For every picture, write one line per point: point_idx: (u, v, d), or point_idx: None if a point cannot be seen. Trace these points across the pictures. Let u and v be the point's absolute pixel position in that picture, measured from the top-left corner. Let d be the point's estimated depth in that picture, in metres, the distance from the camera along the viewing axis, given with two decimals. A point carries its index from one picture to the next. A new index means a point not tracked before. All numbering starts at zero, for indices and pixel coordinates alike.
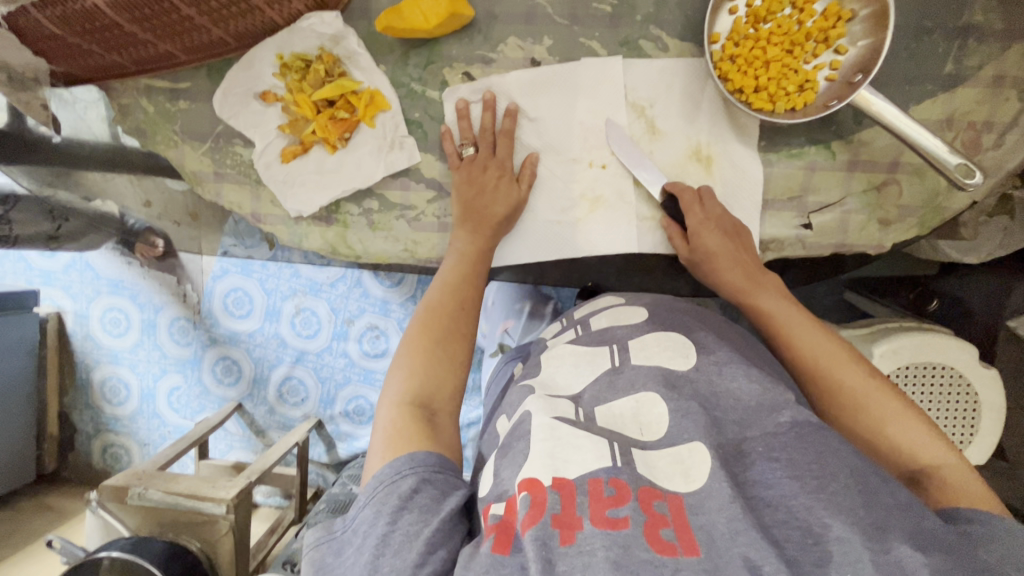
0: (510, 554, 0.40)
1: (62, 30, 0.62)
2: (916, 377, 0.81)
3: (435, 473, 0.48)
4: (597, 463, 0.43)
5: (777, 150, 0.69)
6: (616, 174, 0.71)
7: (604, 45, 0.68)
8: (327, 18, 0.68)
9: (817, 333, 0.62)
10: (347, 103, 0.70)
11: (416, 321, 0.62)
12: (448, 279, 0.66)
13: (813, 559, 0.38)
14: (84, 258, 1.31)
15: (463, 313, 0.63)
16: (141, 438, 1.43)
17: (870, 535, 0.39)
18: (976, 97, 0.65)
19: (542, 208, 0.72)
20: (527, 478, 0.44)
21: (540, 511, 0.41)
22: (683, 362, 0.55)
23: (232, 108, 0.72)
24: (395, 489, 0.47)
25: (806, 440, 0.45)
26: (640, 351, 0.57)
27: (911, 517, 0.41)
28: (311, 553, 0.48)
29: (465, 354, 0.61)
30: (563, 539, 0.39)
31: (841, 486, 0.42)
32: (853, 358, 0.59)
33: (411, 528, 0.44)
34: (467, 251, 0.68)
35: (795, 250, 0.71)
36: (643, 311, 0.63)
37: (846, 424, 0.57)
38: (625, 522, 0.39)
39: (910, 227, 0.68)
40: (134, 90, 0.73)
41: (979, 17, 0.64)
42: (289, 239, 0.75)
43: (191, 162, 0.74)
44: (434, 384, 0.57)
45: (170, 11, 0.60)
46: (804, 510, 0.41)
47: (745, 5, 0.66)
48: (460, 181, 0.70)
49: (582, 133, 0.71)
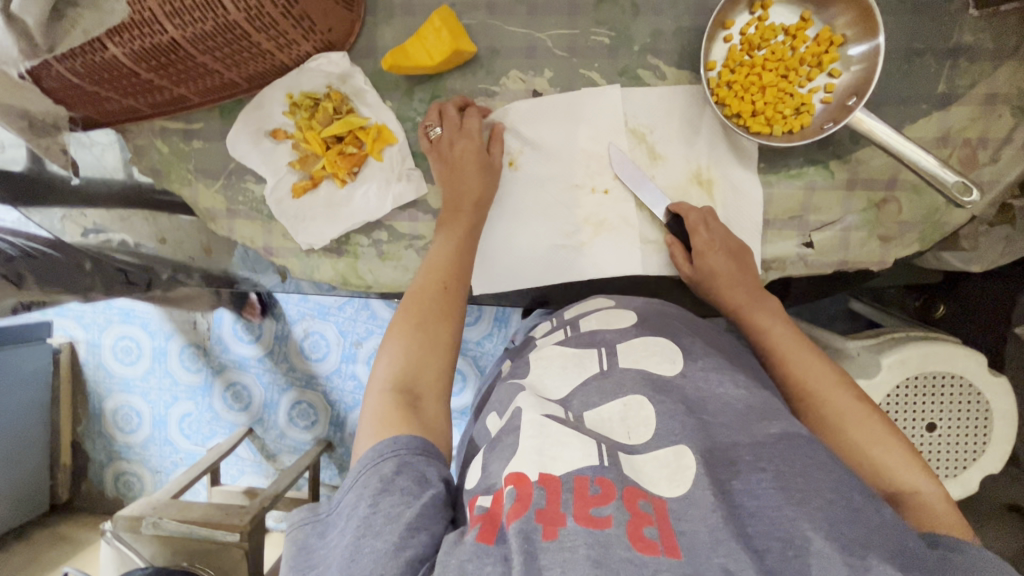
0: (494, 544, 0.41)
1: (81, 80, 0.64)
2: (924, 387, 0.81)
3: (417, 455, 0.49)
4: (584, 462, 0.44)
5: (776, 171, 0.71)
6: (619, 198, 0.73)
7: (603, 74, 0.70)
8: (334, 57, 0.70)
9: (812, 355, 0.63)
10: (355, 138, 0.72)
11: (404, 307, 0.62)
12: (433, 262, 0.66)
13: (793, 570, 0.39)
14: None
15: (446, 296, 0.63)
16: (153, 465, 1.45)
17: (849, 550, 0.39)
18: (970, 115, 0.67)
19: (545, 228, 0.73)
20: (514, 472, 0.44)
21: (524, 505, 0.41)
22: (670, 367, 0.56)
23: (242, 146, 0.74)
24: (376, 471, 0.47)
25: (795, 449, 0.46)
26: (627, 354, 0.58)
27: (890, 534, 0.42)
28: (294, 533, 0.48)
29: (449, 333, 0.61)
30: (544, 534, 0.40)
31: (824, 501, 0.42)
32: (840, 380, 0.60)
33: (393, 509, 0.44)
34: (455, 242, 0.68)
35: (797, 268, 0.72)
36: (631, 316, 0.65)
37: (832, 442, 0.57)
38: (608, 522, 0.40)
39: (911, 242, 0.69)
40: (150, 132, 0.76)
41: (969, 37, 0.66)
42: (301, 271, 0.77)
43: (205, 200, 0.77)
44: (419, 367, 0.57)
45: (185, 58, 0.63)
46: (787, 521, 0.41)
47: (739, 34, 0.68)
48: (433, 160, 0.71)
49: (585, 156, 0.72)
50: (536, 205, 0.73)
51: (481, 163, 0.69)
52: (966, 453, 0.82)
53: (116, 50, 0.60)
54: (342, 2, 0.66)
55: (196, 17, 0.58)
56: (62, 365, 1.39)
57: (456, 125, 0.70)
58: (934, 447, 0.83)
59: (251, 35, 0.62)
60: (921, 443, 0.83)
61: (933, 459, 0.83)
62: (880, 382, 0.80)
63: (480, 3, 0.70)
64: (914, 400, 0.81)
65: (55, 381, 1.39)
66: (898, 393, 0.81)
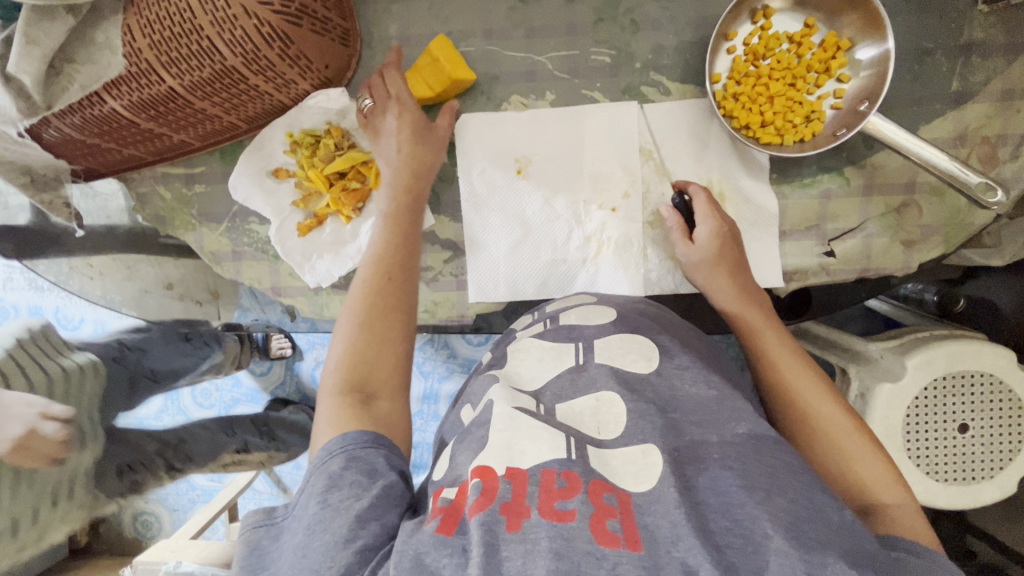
0: (453, 536, 0.42)
1: (82, 134, 0.64)
2: (953, 388, 0.78)
3: (367, 447, 0.49)
4: (551, 455, 0.46)
5: (790, 181, 0.69)
6: (628, 216, 0.71)
7: (606, 94, 0.69)
8: (333, 94, 0.68)
9: (801, 361, 0.60)
10: (357, 173, 0.71)
11: (353, 303, 0.60)
12: (376, 253, 0.63)
13: (751, 565, 0.38)
14: (104, 324, 1.25)
15: (389, 285, 0.61)
16: (171, 504, 1.48)
17: (807, 548, 0.39)
18: (987, 112, 0.65)
19: (543, 247, 0.72)
20: (481, 466, 0.46)
21: (490, 498, 0.43)
22: (645, 365, 0.57)
23: (244, 189, 0.72)
24: (324, 469, 0.48)
25: (762, 453, 0.46)
26: (604, 351, 0.58)
27: (850, 534, 0.42)
28: (249, 534, 0.50)
29: (400, 326, 0.60)
30: (508, 526, 0.41)
31: (789, 499, 0.42)
32: (829, 389, 0.58)
33: (342, 503, 0.45)
34: (392, 226, 0.65)
35: (820, 279, 0.70)
36: (611, 312, 0.63)
37: (814, 450, 0.56)
38: (572, 515, 0.41)
39: (936, 245, 0.67)
40: (152, 179, 0.75)
41: (980, 34, 0.64)
42: (310, 310, 0.76)
43: (210, 243, 0.76)
44: (370, 364, 0.56)
45: (184, 105, 0.62)
46: (750, 519, 0.41)
47: (743, 44, 0.67)
48: (371, 136, 0.68)
49: (595, 172, 0.71)
50: (539, 227, 0.71)
51: (418, 131, 0.67)
52: (1003, 454, 0.79)
53: (116, 103, 0.60)
54: (338, 38, 0.65)
55: (193, 65, 0.58)
56: None
57: (387, 101, 0.67)
58: (973, 450, 0.79)
59: (249, 78, 0.61)
60: (956, 446, 0.79)
61: (969, 460, 0.79)
62: (908, 384, 0.77)
63: (477, 29, 0.69)
64: (945, 402, 0.78)
65: None
66: (931, 391, 0.77)
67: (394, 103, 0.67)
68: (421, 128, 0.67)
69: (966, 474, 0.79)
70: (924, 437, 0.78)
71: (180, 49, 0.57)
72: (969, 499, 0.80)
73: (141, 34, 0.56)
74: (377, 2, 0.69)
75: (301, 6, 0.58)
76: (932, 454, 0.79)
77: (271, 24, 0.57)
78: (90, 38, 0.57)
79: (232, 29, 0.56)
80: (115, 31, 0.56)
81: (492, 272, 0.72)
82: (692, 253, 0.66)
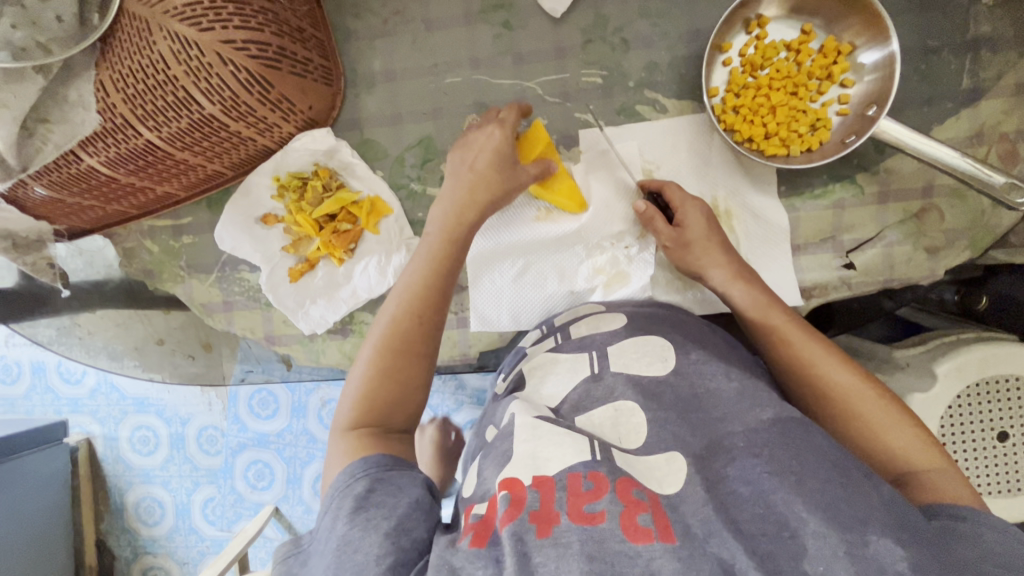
0: (487, 548, 0.40)
1: (60, 193, 0.62)
2: (989, 395, 0.70)
3: (389, 470, 0.48)
4: (576, 458, 0.43)
5: (800, 193, 0.66)
6: (642, 256, 0.67)
7: (600, 115, 0.66)
8: (318, 135, 0.66)
9: (812, 339, 0.56)
10: (348, 214, 0.69)
11: (376, 331, 0.56)
12: (410, 283, 0.57)
13: (790, 553, 0.37)
14: (110, 379, 1.22)
15: (417, 329, 0.55)
16: (180, 558, 1.28)
17: (847, 529, 0.38)
18: (1003, 107, 0.61)
19: (548, 276, 0.68)
20: (507, 478, 0.43)
21: (519, 508, 0.40)
22: (662, 367, 0.53)
23: (231, 238, 0.69)
24: (349, 493, 0.46)
25: (790, 435, 0.44)
26: (618, 358, 0.54)
27: (893, 508, 0.40)
28: (279, 567, 0.47)
29: (421, 373, 0.55)
30: (539, 533, 0.38)
31: (819, 482, 0.41)
32: (840, 355, 0.56)
33: (370, 522, 0.43)
34: (436, 257, 0.58)
35: (841, 294, 0.66)
36: (623, 316, 0.59)
37: (834, 427, 0.54)
38: (601, 517, 0.39)
39: (963, 250, 0.63)
40: (138, 233, 0.73)
41: (986, 28, 0.61)
42: (306, 358, 0.73)
43: (200, 294, 0.73)
44: (387, 404, 0.53)
45: (165, 158, 0.60)
46: (783, 504, 0.39)
47: (739, 55, 0.64)
48: (464, 146, 0.61)
49: (610, 209, 0.66)
50: (541, 257, 0.68)
51: (499, 159, 0.60)
52: None
53: (93, 160, 0.58)
54: (321, 78, 0.63)
55: (170, 116, 0.56)
56: (79, 465, 1.24)
57: (493, 119, 0.62)
58: (1016, 456, 0.70)
59: (230, 125, 0.59)
60: (998, 455, 0.71)
61: (1014, 472, 0.71)
62: (939, 394, 0.70)
63: (463, 58, 0.67)
64: (980, 410, 0.70)
65: (74, 481, 1.24)
66: (960, 404, 0.70)
67: (501, 123, 0.60)
68: (504, 159, 0.60)
69: (1012, 484, 0.71)
70: (962, 447, 0.71)
71: (155, 101, 0.55)
72: (1018, 513, 0.72)
73: (115, 89, 0.54)
74: (359, 39, 0.67)
75: (279, 48, 0.56)
76: (971, 468, 0.71)
77: (247, 69, 0.55)
78: (62, 97, 0.55)
79: (208, 77, 0.54)
80: (88, 88, 0.55)
81: (496, 299, 0.68)
82: (681, 235, 0.62)
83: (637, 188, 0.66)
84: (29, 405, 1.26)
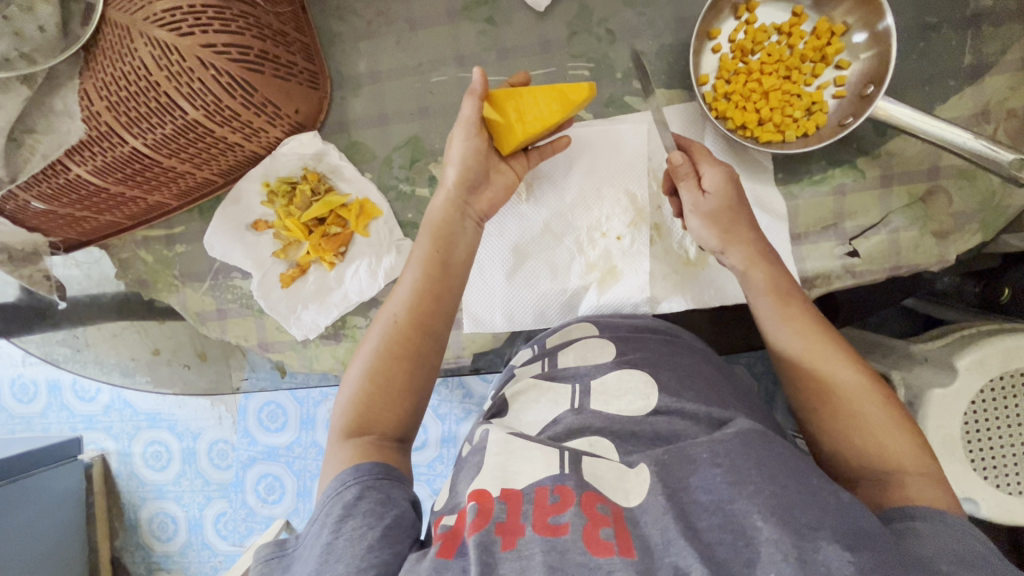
0: (454, 559, 0.38)
1: (53, 205, 0.63)
2: (1017, 387, 0.66)
3: (380, 479, 0.46)
4: (545, 472, 0.42)
5: (798, 180, 0.64)
6: (635, 247, 0.65)
7: (588, 108, 0.65)
8: (305, 139, 0.65)
9: (820, 333, 0.54)
10: (337, 217, 0.68)
11: (371, 336, 0.55)
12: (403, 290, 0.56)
13: (743, 559, 0.36)
14: (122, 395, 1.23)
15: (399, 333, 0.54)
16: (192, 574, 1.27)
17: (801, 535, 0.36)
18: (1009, 83, 0.58)
19: (542, 273, 0.66)
20: (477, 488, 0.42)
21: (485, 519, 0.39)
22: (642, 405, 0.50)
23: (221, 245, 0.69)
24: (339, 500, 0.45)
25: (750, 446, 0.42)
26: (599, 395, 0.52)
27: (847, 513, 0.38)
28: (260, 568, 0.45)
29: (411, 377, 0.53)
30: (503, 545, 0.38)
31: (787, 486, 0.39)
32: (845, 351, 0.53)
33: (355, 533, 0.42)
34: (423, 259, 0.57)
35: (845, 283, 0.63)
36: (612, 349, 0.56)
37: (826, 424, 0.52)
38: (566, 529, 0.38)
39: (973, 233, 0.60)
40: (133, 244, 0.73)
41: (987, 2, 0.59)
42: (300, 364, 0.72)
43: (194, 303, 0.73)
44: (375, 408, 0.51)
45: (151, 166, 0.60)
46: (741, 514, 0.38)
47: (728, 41, 0.63)
48: None
49: (597, 195, 0.65)
50: (535, 254, 0.66)
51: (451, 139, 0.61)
52: None
53: (80, 169, 0.58)
54: (307, 82, 0.63)
55: (153, 123, 0.56)
56: (94, 481, 1.25)
57: None
58: None
59: (214, 130, 0.59)
60: None
61: None
62: (961, 389, 0.66)
63: (449, 56, 0.67)
64: (1011, 404, 0.66)
65: (89, 497, 1.25)
66: (984, 399, 0.66)
67: None
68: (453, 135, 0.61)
69: None
70: (989, 445, 0.67)
71: (139, 108, 0.55)
72: None
73: (99, 97, 0.55)
74: (345, 41, 0.67)
75: (261, 52, 0.56)
76: (1004, 467, 0.66)
77: (227, 72, 0.54)
78: (48, 107, 0.56)
79: (189, 82, 0.54)
80: (73, 97, 0.55)
81: (488, 300, 0.67)
82: (703, 203, 0.57)
83: (633, 179, 0.65)
84: (46, 422, 1.27)
